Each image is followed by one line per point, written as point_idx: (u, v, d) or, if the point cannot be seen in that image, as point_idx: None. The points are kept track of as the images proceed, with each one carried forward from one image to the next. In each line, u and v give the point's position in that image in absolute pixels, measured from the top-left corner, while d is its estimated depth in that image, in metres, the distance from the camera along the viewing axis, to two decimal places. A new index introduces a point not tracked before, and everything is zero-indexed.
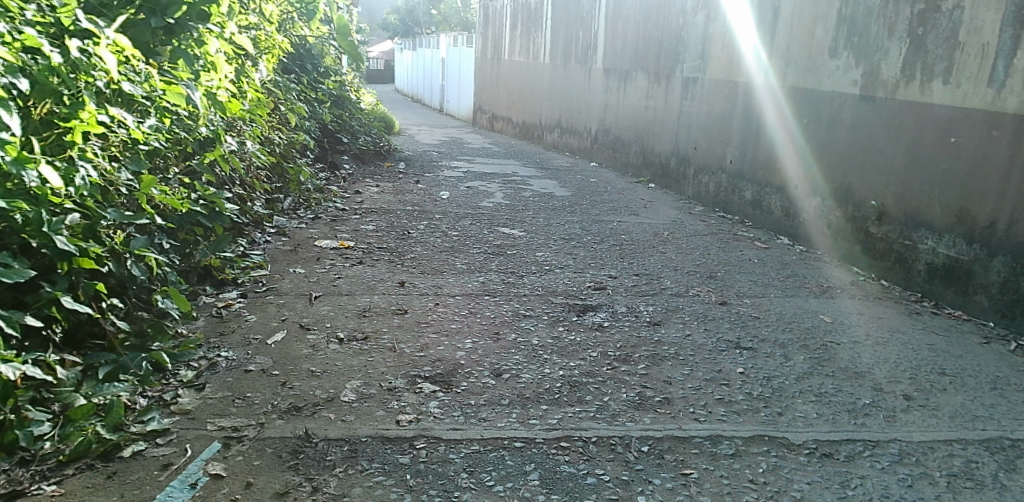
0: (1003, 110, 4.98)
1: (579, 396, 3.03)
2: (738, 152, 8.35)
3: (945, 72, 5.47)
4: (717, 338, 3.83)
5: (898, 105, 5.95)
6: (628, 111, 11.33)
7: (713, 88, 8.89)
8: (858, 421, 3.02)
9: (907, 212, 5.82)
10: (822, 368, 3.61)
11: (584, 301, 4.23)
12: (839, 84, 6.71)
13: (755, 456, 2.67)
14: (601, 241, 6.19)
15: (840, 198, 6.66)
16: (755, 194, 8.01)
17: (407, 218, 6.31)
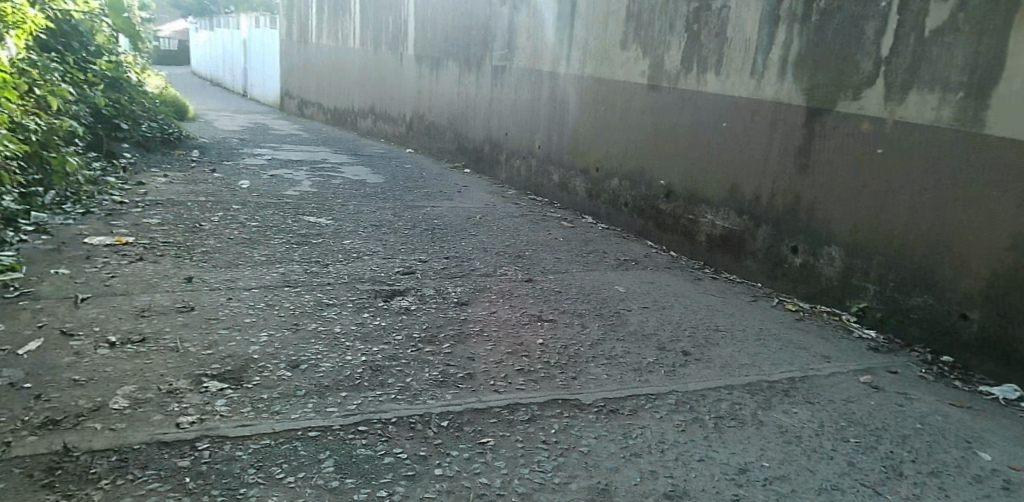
0: (762, 98, 5.66)
1: (381, 379, 3.03)
2: (545, 137, 8.72)
3: (717, 65, 6.10)
4: (520, 313, 4.01)
5: (680, 94, 6.54)
6: (442, 98, 11.38)
7: (521, 76, 9.19)
8: (642, 378, 3.33)
9: (690, 189, 6.45)
10: (614, 333, 3.91)
11: (392, 286, 4.22)
12: (630, 74, 7.22)
13: (549, 418, 2.85)
14: (412, 226, 6.20)
15: (635, 178, 7.21)
16: (562, 176, 8.42)
17: (201, 209, 5.88)
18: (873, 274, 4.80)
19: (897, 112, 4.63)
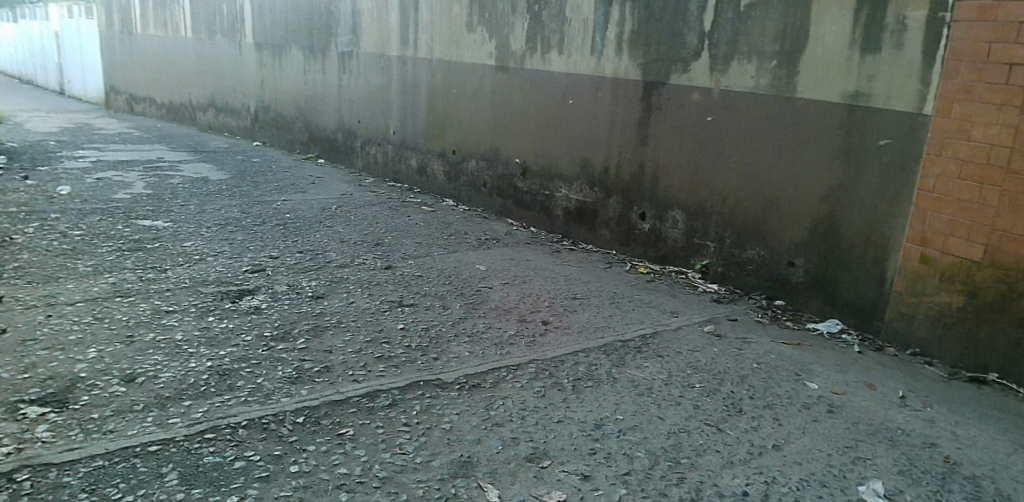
0: (603, 75, 5.90)
1: (230, 383, 2.89)
2: (399, 123, 8.59)
3: (559, 44, 6.27)
4: (379, 301, 3.96)
5: (527, 74, 6.67)
6: (287, 88, 10.89)
7: (369, 62, 8.97)
8: (503, 351, 3.42)
9: (544, 165, 6.61)
10: (475, 311, 3.96)
11: (240, 286, 4.02)
12: (478, 56, 7.26)
13: (410, 400, 2.87)
14: (262, 221, 5.92)
15: (490, 158, 7.28)
16: (420, 161, 8.35)
17: (12, 221, 5.28)
18: (712, 233, 5.17)
19: (722, 81, 4.99)
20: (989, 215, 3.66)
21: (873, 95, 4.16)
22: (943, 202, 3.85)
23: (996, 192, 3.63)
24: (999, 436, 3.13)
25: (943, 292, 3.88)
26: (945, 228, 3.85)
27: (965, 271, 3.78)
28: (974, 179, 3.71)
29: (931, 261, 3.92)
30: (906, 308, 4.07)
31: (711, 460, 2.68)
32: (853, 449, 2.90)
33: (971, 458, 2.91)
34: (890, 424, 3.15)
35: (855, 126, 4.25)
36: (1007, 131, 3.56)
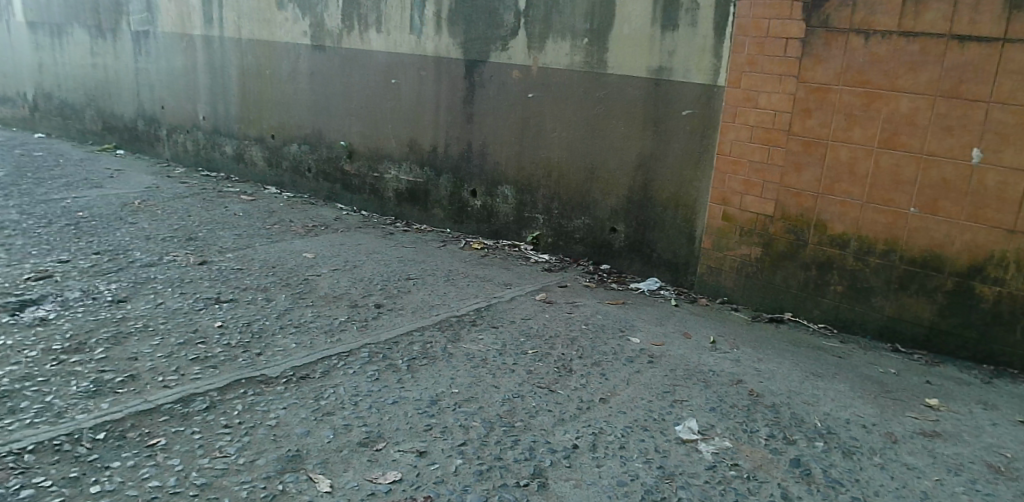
0: (424, 53, 5.83)
1: (11, 406, 2.54)
2: (209, 108, 7.97)
3: (377, 23, 6.12)
4: (193, 299, 3.67)
5: (345, 53, 6.44)
6: (72, 72, 9.70)
7: (169, 42, 8.20)
8: (333, 339, 3.34)
9: (370, 147, 6.44)
10: (302, 301, 3.80)
11: (21, 297, 3.53)
12: (291, 35, 6.89)
13: (232, 401, 2.71)
14: (49, 222, 5.24)
15: (313, 142, 6.97)
16: (235, 148, 7.80)
17: None
18: (540, 205, 5.32)
19: (539, 59, 5.12)
20: (776, 173, 4.09)
21: (674, 69, 4.46)
22: (739, 164, 4.24)
23: (781, 153, 4.06)
24: (792, 366, 3.53)
25: (744, 245, 4.29)
26: (741, 187, 4.24)
27: (760, 225, 4.20)
28: (763, 142, 4.12)
29: (732, 218, 4.31)
30: (714, 262, 4.45)
31: (544, 420, 2.83)
32: (672, 393, 3.14)
33: (770, 389, 3.26)
34: (703, 367, 3.44)
35: (661, 98, 4.55)
36: (786, 99, 3.99)
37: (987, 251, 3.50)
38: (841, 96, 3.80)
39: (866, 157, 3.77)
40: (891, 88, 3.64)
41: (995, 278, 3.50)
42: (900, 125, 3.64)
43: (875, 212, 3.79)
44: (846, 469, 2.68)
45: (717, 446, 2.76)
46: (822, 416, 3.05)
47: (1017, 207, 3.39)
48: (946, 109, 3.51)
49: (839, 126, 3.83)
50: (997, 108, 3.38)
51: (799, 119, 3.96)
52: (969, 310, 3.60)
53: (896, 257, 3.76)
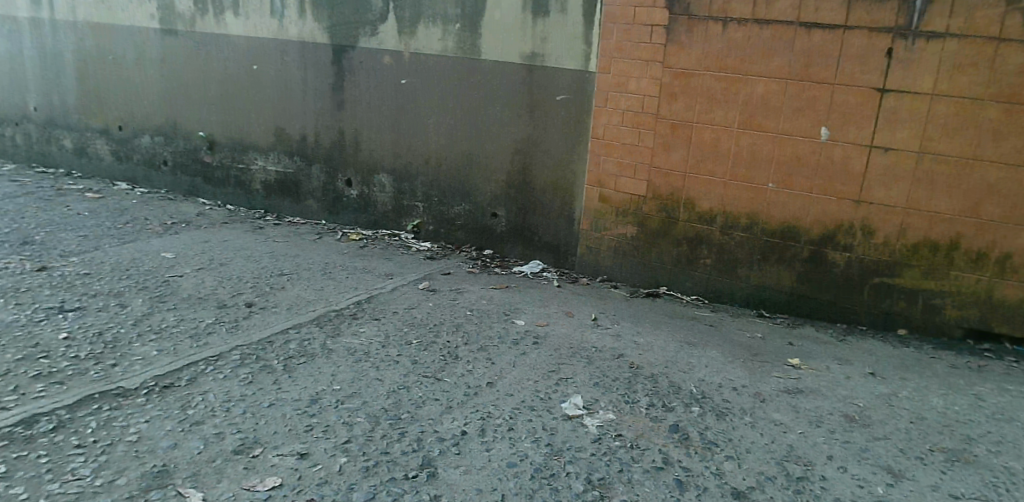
0: (288, 38, 5.54)
1: None
2: (42, 98, 7.18)
3: (234, 6, 5.74)
4: (33, 310, 3.29)
5: (200, 38, 6.01)
6: None
7: None
8: (200, 343, 3.11)
9: (233, 137, 6.05)
10: (163, 305, 3.51)
11: None
12: (136, 18, 6.34)
13: (84, 418, 2.46)
14: None
15: (167, 134, 6.46)
16: (77, 141, 7.09)
17: None
18: (419, 192, 5.21)
19: (410, 44, 4.99)
20: (647, 155, 4.23)
21: (547, 54, 4.48)
22: (612, 146, 4.34)
23: (650, 136, 4.20)
24: (669, 338, 3.67)
25: (620, 225, 4.41)
26: (615, 169, 4.35)
27: (634, 205, 4.33)
28: (634, 126, 4.24)
29: (608, 199, 4.42)
30: (592, 242, 4.54)
31: (430, 409, 2.77)
32: (557, 372, 3.17)
33: (649, 361, 3.37)
34: (586, 344, 3.51)
35: (535, 83, 4.57)
36: (654, 83, 4.13)
37: (837, 220, 3.86)
38: (703, 81, 4.00)
39: (729, 137, 3.99)
40: (749, 73, 3.88)
41: (844, 245, 3.87)
42: (757, 107, 3.90)
43: (738, 189, 4.03)
44: (721, 430, 2.81)
45: (602, 419, 2.82)
46: (698, 382, 3.19)
47: (860, 179, 3.77)
48: (796, 92, 3.80)
49: (703, 108, 4.03)
50: (840, 90, 3.72)
51: (666, 103, 4.12)
52: (823, 275, 3.95)
53: (758, 230, 4.03)
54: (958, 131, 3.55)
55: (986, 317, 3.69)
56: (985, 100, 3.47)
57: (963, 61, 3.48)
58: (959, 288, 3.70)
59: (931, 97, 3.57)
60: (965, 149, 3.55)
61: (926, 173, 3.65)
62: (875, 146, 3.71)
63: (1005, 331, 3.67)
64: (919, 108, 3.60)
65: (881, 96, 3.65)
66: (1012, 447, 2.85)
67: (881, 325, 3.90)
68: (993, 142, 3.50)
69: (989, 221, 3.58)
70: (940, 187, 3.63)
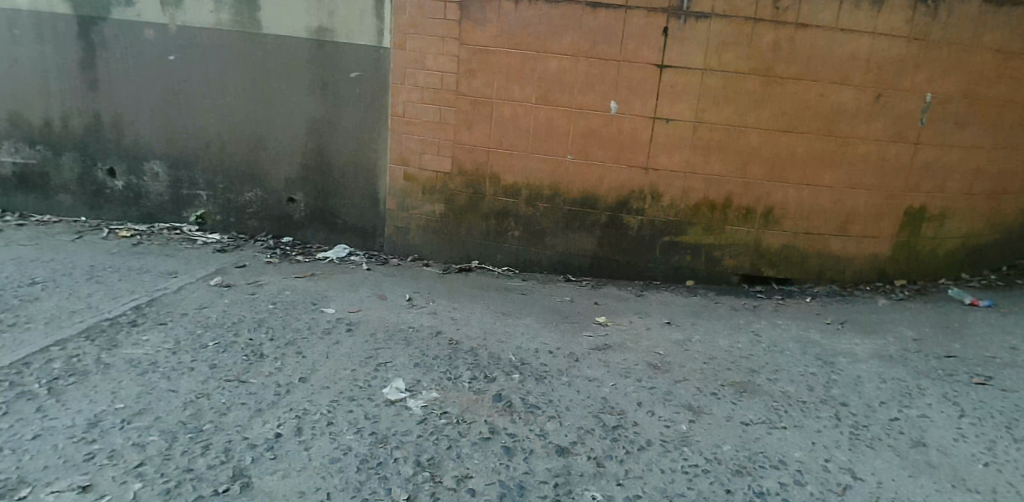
0: (15, 7, 4.62)
1: None
2: None
3: None
4: None
5: None
6: None
7: None
8: None
9: None
10: None
11: None
12: None
13: None
14: None
15: None
16: None
17: None
18: (201, 180, 4.68)
19: (177, 17, 4.43)
20: (449, 132, 4.16)
21: (336, 29, 4.22)
22: (413, 124, 4.21)
23: (451, 113, 4.14)
24: (485, 310, 3.68)
25: (427, 202, 4.32)
26: (418, 147, 4.24)
27: (440, 182, 4.26)
28: (434, 103, 4.15)
29: (413, 178, 4.30)
30: (399, 222, 4.40)
31: (237, 415, 2.51)
32: (374, 358, 3.03)
33: (466, 335, 3.34)
34: (402, 326, 3.39)
35: (326, 60, 4.29)
36: (452, 60, 4.05)
37: (631, 187, 4.12)
38: (500, 58, 4.01)
39: (528, 112, 4.06)
40: (542, 49, 3.96)
41: (638, 210, 4.15)
42: (552, 83, 4.00)
43: (540, 162, 4.12)
44: (541, 394, 2.87)
45: (425, 399, 2.75)
46: (516, 350, 3.23)
47: (648, 149, 4.05)
48: (587, 68, 3.95)
49: (501, 85, 4.05)
50: (626, 67, 3.94)
51: (465, 79, 4.07)
52: (621, 238, 4.21)
53: (561, 200, 4.17)
54: (725, 102, 3.97)
55: (755, 263, 4.26)
56: (746, 74, 3.92)
57: (727, 39, 3.87)
58: (734, 240, 4.21)
59: (702, 72, 3.93)
60: (732, 118, 3.99)
61: (703, 141, 4.03)
62: (659, 117, 4.00)
63: (769, 273, 4.28)
64: (694, 82, 3.94)
65: (661, 71, 3.93)
66: (785, 374, 3.24)
67: (673, 279, 4.28)
68: (754, 111, 3.98)
69: (754, 180, 4.09)
70: (715, 152, 4.05)
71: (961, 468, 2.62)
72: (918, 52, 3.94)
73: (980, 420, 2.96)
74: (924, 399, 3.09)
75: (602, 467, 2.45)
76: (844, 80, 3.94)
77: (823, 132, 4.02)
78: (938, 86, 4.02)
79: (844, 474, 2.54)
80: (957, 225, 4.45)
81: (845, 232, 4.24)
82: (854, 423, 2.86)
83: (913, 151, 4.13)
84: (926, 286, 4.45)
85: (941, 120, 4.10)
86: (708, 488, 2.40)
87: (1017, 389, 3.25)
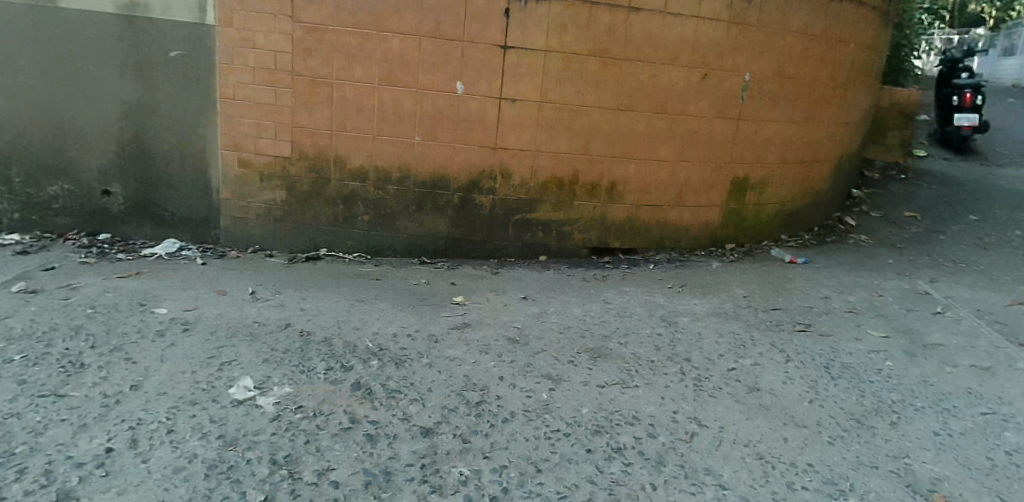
0: None
1: None
2: None
3: None
4: None
5: None
6: None
7: None
8: None
9: None
10: None
11: None
12: None
13: None
14: None
15: None
16: None
17: None
18: None
19: None
20: (287, 115, 3.94)
21: (150, 4, 3.85)
22: (246, 108, 3.93)
23: (287, 94, 3.91)
24: (337, 298, 3.54)
25: (267, 190, 4.07)
26: (252, 131, 3.97)
27: (280, 167, 4.03)
28: (268, 84, 3.89)
29: (248, 164, 4.02)
30: (237, 212, 4.11)
31: (56, 434, 2.23)
32: (217, 357, 2.81)
33: (318, 325, 3.20)
34: (246, 321, 3.18)
35: (139, 38, 3.90)
36: (284, 39, 3.82)
37: (479, 167, 4.12)
38: (337, 37, 3.83)
39: (370, 93, 3.92)
40: (382, 29, 3.82)
41: (488, 189, 4.17)
42: (394, 64, 3.88)
43: (386, 144, 4.01)
44: (401, 377, 2.80)
45: (277, 395, 2.59)
46: (372, 336, 3.13)
47: (494, 129, 4.06)
48: (430, 48, 3.87)
49: (340, 65, 3.87)
50: (469, 47, 3.90)
51: (300, 59, 3.85)
52: (472, 218, 4.21)
53: (410, 182, 4.09)
54: (567, 82, 4.06)
55: (601, 235, 4.43)
56: (585, 54, 4.03)
57: (565, 21, 3.96)
58: (582, 215, 4.35)
59: (544, 53, 3.98)
60: (575, 97, 4.09)
61: (548, 120, 4.11)
62: (504, 98, 4.02)
63: (616, 244, 4.48)
64: (537, 63, 3.99)
65: (504, 52, 3.94)
66: (635, 336, 3.40)
67: (526, 255, 4.36)
68: (595, 91, 4.11)
69: (598, 157, 4.24)
70: (559, 131, 4.14)
71: (790, 406, 2.89)
72: (737, 34, 4.26)
73: (802, 362, 3.28)
74: (755, 349, 3.37)
75: (468, 443, 2.44)
76: (674, 61, 4.17)
77: (658, 110, 4.24)
78: (755, 66, 4.38)
79: (691, 422, 2.71)
80: (775, 192, 4.89)
81: (681, 203, 4.52)
82: (698, 376, 3.06)
83: (736, 126, 4.48)
84: (751, 248, 4.87)
85: (758, 97, 4.47)
86: (570, 450, 2.47)
87: (830, 333, 3.64)
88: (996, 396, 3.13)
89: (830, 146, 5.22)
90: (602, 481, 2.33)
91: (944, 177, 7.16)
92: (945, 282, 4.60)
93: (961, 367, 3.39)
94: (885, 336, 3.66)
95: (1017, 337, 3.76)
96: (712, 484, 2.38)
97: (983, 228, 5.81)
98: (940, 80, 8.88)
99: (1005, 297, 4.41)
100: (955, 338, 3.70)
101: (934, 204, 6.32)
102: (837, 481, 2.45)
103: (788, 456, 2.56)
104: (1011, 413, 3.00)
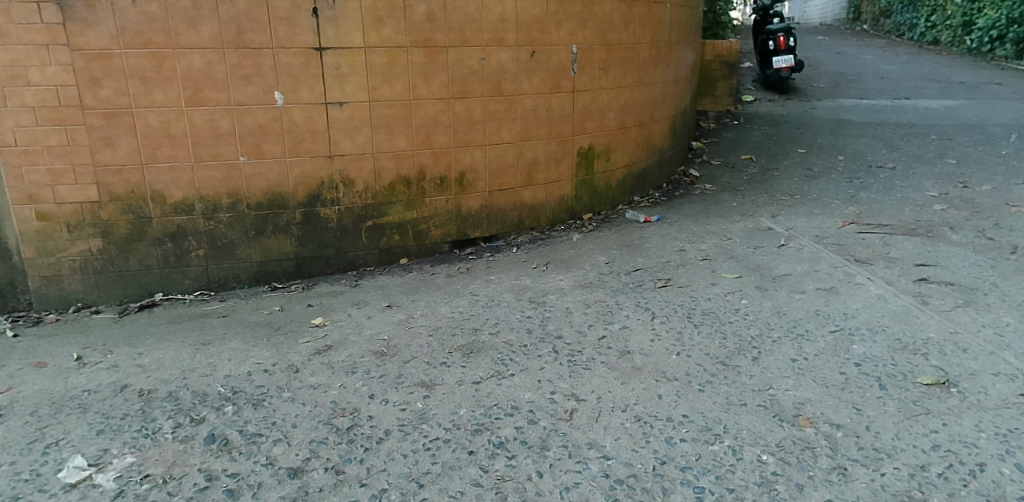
0: None
1: None
2: None
3: None
4: None
5: None
6: None
7: None
8: None
9: None
10: None
11: None
12: None
13: None
14: None
15: None
16: None
17: None
18: None
19: None
20: (85, 154, 3.54)
21: None
22: (34, 153, 3.48)
23: (81, 131, 3.50)
24: (180, 346, 3.23)
25: (79, 241, 3.65)
26: (47, 179, 3.53)
27: (89, 213, 3.62)
28: (55, 124, 3.47)
29: (49, 216, 3.58)
30: (48, 271, 3.66)
31: None
32: (40, 440, 2.50)
33: (160, 380, 2.90)
34: (74, 392, 2.83)
35: None
36: (63, 70, 3.41)
37: (317, 178, 3.90)
38: (127, 61, 3.47)
39: (180, 118, 3.60)
40: (179, 45, 3.50)
41: (332, 200, 3.97)
42: (200, 82, 3.57)
43: (207, 169, 3.71)
44: (261, 419, 2.59)
45: (117, 469, 2.32)
46: (224, 380, 2.88)
47: (325, 136, 3.85)
48: (237, 60, 3.59)
49: (137, 91, 3.52)
50: (281, 53, 3.65)
51: (88, 91, 3.46)
52: (320, 233, 4.00)
53: (244, 206, 3.82)
54: (395, 77, 3.90)
55: (459, 227, 4.35)
56: (408, 46, 3.88)
57: (380, 14, 3.78)
58: (435, 210, 4.25)
59: (365, 50, 3.80)
60: (405, 92, 3.95)
61: (382, 119, 3.94)
62: (331, 102, 3.81)
63: (475, 234, 4.42)
64: (358, 61, 3.80)
65: (320, 54, 3.72)
66: (506, 324, 3.35)
67: (385, 261, 4.21)
68: (425, 82, 3.99)
69: (441, 149, 4.14)
70: (396, 129, 3.99)
71: (660, 363, 2.95)
72: (557, 8, 4.27)
73: (667, 316, 3.37)
74: (622, 313, 3.42)
75: (342, 473, 2.29)
76: (499, 41, 4.12)
77: (493, 93, 4.19)
78: (579, 37, 4.42)
79: (569, 400, 2.69)
80: (620, 157, 5.01)
81: (533, 182, 4.53)
82: (571, 351, 3.06)
83: (572, 99, 4.52)
84: (608, 214, 4.97)
85: (588, 67, 4.53)
86: (452, 457, 2.37)
87: (689, 283, 3.77)
88: (841, 312, 3.36)
89: (665, 105, 5.40)
90: (487, 481, 2.25)
91: (772, 117, 7.66)
92: (785, 215, 4.90)
93: (807, 292, 3.61)
94: (738, 276, 3.84)
95: (851, 254, 4.07)
96: (597, 458, 2.36)
97: (810, 158, 6.27)
98: (755, 29, 9.50)
99: (836, 219, 4.76)
100: (799, 266, 3.94)
101: (766, 144, 6.75)
102: (711, 426, 2.52)
103: (665, 413, 2.60)
104: (856, 326, 3.23)
